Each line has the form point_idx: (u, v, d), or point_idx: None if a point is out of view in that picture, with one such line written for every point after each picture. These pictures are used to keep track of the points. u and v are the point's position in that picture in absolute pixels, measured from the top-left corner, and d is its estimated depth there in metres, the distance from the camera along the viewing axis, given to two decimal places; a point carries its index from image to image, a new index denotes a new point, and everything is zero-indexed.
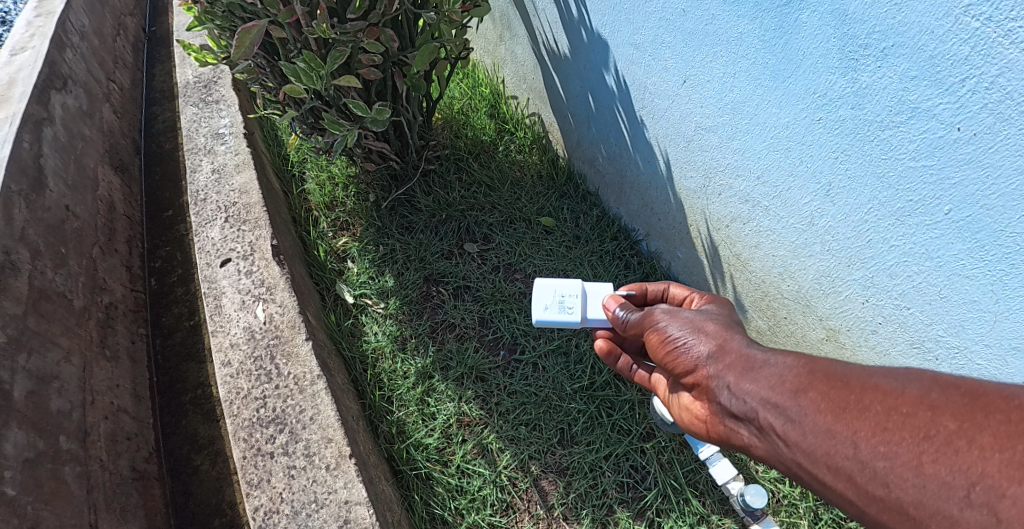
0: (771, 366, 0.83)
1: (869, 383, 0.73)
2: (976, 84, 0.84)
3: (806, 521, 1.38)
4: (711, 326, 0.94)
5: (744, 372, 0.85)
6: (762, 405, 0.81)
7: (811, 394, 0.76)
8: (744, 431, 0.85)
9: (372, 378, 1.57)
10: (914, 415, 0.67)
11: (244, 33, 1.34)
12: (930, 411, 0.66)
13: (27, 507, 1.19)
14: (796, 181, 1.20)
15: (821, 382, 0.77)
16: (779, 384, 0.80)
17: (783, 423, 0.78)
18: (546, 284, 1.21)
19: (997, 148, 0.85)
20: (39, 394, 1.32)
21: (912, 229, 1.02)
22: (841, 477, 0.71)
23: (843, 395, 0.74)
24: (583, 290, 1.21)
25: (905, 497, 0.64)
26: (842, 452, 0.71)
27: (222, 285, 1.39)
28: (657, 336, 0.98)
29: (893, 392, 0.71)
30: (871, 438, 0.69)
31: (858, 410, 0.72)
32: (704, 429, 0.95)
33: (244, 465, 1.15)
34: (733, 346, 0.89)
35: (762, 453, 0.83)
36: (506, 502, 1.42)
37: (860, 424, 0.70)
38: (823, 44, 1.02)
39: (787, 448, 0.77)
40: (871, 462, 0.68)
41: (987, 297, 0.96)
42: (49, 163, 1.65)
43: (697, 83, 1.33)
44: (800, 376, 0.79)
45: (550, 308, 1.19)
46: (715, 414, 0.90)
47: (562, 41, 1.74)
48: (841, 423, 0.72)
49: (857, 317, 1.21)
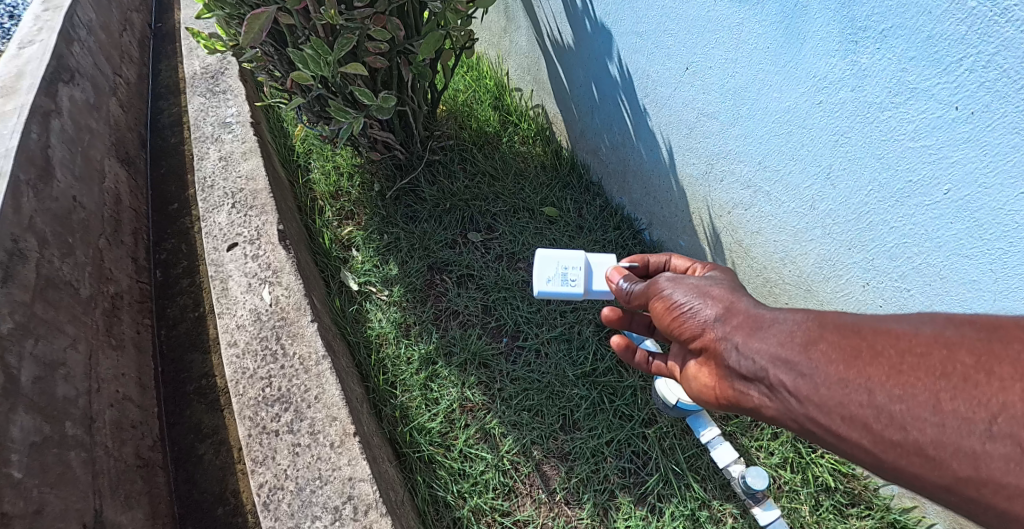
0: (779, 323, 0.83)
1: (880, 328, 0.75)
2: (973, 63, 0.85)
3: (807, 507, 1.38)
4: (717, 290, 0.95)
5: (752, 331, 0.85)
6: (772, 362, 0.81)
7: (821, 345, 0.77)
8: (754, 392, 0.85)
9: (376, 363, 1.58)
10: (929, 354, 0.70)
11: (253, 19, 1.35)
12: (946, 349, 0.69)
13: (33, 490, 1.20)
14: (797, 165, 1.21)
15: (832, 332, 0.78)
16: (788, 339, 0.81)
17: (794, 378, 0.78)
18: (548, 256, 1.24)
19: (996, 126, 0.86)
20: (46, 379, 1.34)
21: (912, 209, 1.03)
22: (857, 427, 0.72)
23: (855, 342, 0.76)
24: (587, 262, 1.25)
25: (923, 438, 0.66)
26: (855, 400, 0.72)
27: (229, 268, 1.40)
28: (663, 304, 0.99)
29: (906, 334, 0.73)
30: (886, 382, 0.71)
31: (871, 356, 0.73)
32: (713, 397, 0.95)
33: (249, 443, 1.16)
34: (740, 308, 0.90)
35: (773, 413, 0.83)
36: (508, 486, 1.43)
37: (874, 369, 0.72)
38: (823, 27, 1.03)
39: (799, 404, 0.78)
40: (887, 407, 0.70)
41: (986, 276, 0.97)
42: (56, 154, 1.67)
43: (699, 70, 1.35)
44: (810, 329, 0.80)
45: (553, 281, 1.23)
46: (724, 378, 0.90)
47: (566, 31, 1.75)
48: (854, 370, 0.73)
49: (858, 301, 1.22)
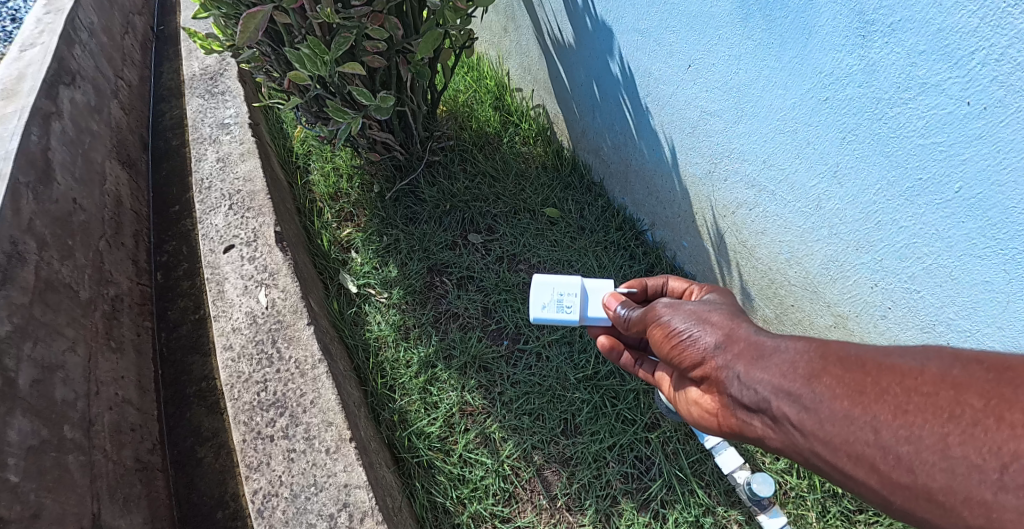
0: (781, 352, 0.81)
1: (886, 364, 0.72)
2: (985, 56, 0.82)
3: (814, 514, 1.35)
4: (716, 316, 0.93)
5: (754, 360, 0.83)
6: (775, 393, 0.79)
7: (825, 379, 0.75)
8: (757, 422, 0.83)
9: (375, 366, 1.56)
10: (936, 395, 0.66)
11: (248, 18, 1.33)
12: (953, 389, 0.66)
13: (29, 494, 1.18)
14: (802, 162, 1.19)
15: (834, 366, 0.76)
16: (791, 371, 0.78)
17: (799, 412, 0.76)
18: (545, 282, 1.23)
19: (1008, 122, 0.83)
20: (44, 382, 1.32)
21: (922, 208, 1.00)
22: (862, 466, 0.69)
23: (858, 378, 0.73)
24: (582, 288, 1.22)
25: (932, 483, 0.64)
26: (861, 438, 0.70)
27: (226, 270, 1.39)
28: (661, 331, 0.97)
29: (911, 372, 0.70)
30: (892, 422, 0.68)
31: (876, 393, 0.71)
32: (715, 423, 0.93)
33: (244, 448, 1.14)
34: (741, 334, 0.88)
35: (777, 444, 0.81)
36: (509, 491, 1.40)
37: (880, 407, 0.69)
38: (830, 21, 1.01)
39: (803, 438, 0.76)
40: (893, 448, 0.67)
41: (1000, 277, 0.94)
42: (57, 156, 1.66)
43: (702, 67, 1.32)
44: (812, 361, 0.78)
45: (548, 307, 1.21)
46: (727, 406, 0.88)
47: (567, 30, 1.73)
48: (859, 407, 0.71)
49: (866, 302, 1.19)
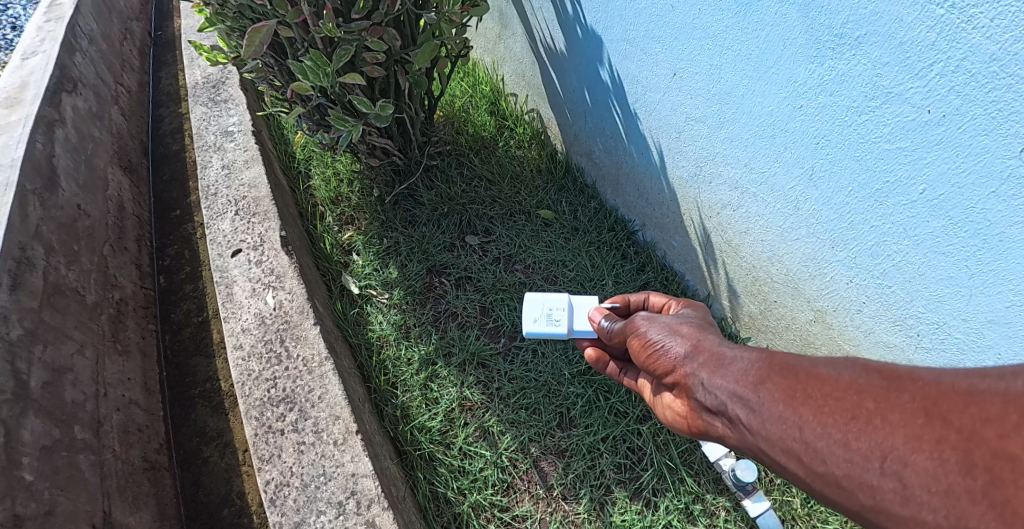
0: (738, 361, 0.87)
1: (812, 372, 0.78)
2: (942, 68, 0.89)
3: (799, 499, 1.42)
4: (687, 328, 1.00)
5: (716, 368, 0.89)
6: (731, 398, 0.85)
7: (768, 385, 0.81)
8: (719, 423, 0.89)
9: (377, 364, 1.63)
10: (844, 399, 0.73)
11: (253, 32, 1.40)
12: (857, 395, 0.72)
13: (44, 492, 1.24)
14: (781, 166, 1.25)
15: (777, 373, 0.81)
16: (743, 377, 0.84)
17: (748, 414, 0.81)
18: (535, 298, 1.31)
19: (965, 129, 0.90)
20: (54, 384, 1.38)
21: (890, 209, 1.07)
22: (792, 458, 0.75)
23: (792, 384, 0.79)
24: (570, 303, 1.30)
25: (838, 471, 0.70)
26: (790, 434, 0.76)
27: (234, 273, 1.45)
28: (639, 341, 1.04)
29: (830, 379, 0.76)
30: (813, 421, 0.74)
31: (803, 397, 0.76)
32: (686, 425, 0.99)
33: (256, 442, 1.21)
34: (707, 344, 0.94)
35: (735, 442, 0.87)
36: (507, 482, 1.47)
37: (804, 408, 0.75)
38: (802, 34, 1.08)
39: (752, 436, 0.81)
40: (813, 443, 0.73)
41: (962, 272, 1.01)
42: (61, 163, 1.71)
43: (686, 75, 1.39)
44: (760, 369, 0.83)
45: (539, 321, 1.29)
46: (694, 409, 0.94)
47: (559, 38, 1.80)
48: (790, 409, 0.77)
49: (843, 297, 1.26)
